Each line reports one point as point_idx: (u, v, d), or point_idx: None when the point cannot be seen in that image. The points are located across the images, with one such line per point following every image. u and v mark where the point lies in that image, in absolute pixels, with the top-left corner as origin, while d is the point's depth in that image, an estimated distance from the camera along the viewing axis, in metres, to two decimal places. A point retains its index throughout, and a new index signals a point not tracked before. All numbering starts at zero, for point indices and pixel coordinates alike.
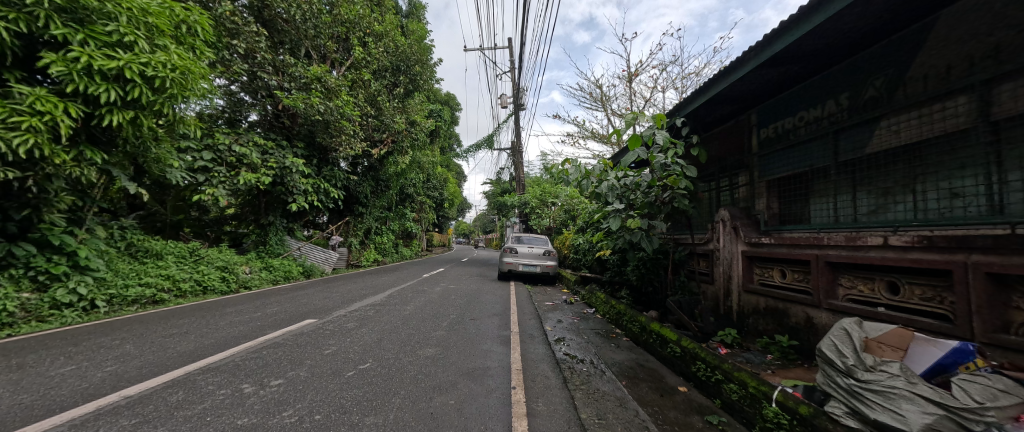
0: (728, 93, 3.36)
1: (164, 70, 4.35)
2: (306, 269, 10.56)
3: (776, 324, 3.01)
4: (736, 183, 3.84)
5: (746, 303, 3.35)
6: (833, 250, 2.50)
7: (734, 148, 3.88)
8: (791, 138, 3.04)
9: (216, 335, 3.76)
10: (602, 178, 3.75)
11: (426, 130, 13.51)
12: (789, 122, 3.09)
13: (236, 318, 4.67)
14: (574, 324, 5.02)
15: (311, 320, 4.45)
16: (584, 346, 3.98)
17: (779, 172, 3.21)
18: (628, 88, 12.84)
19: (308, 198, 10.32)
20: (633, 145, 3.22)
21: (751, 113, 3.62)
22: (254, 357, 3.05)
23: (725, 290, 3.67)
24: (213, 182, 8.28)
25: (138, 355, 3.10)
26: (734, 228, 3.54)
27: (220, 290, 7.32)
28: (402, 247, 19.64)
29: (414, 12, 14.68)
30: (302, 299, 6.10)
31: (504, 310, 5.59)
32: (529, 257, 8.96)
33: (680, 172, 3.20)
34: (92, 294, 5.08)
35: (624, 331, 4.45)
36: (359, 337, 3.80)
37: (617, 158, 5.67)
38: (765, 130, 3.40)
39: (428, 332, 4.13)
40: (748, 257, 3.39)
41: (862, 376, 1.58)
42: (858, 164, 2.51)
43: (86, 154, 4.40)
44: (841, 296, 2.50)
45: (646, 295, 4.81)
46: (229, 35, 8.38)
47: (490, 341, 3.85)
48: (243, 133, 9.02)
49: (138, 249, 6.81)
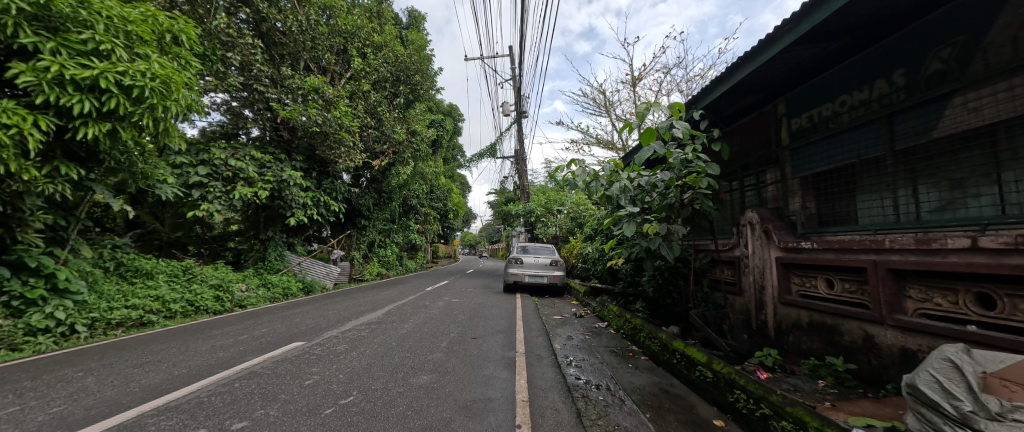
0: (753, 81, 3.00)
1: (143, 79, 4.11)
2: (306, 286, 10.26)
3: (824, 343, 2.58)
4: (763, 182, 3.45)
5: (785, 318, 2.92)
6: (898, 256, 2.07)
7: (759, 143, 3.49)
8: (832, 126, 2.64)
9: (192, 364, 3.43)
10: (612, 179, 3.36)
11: (428, 140, 13.30)
12: (827, 109, 2.68)
13: (219, 341, 4.33)
14: (585, 341, 4.58)
15: (298, 343, 4.10)
16: (597, 368, 3.56)
17: (817, 167, 2.81)
18: (632, 92, 12.54)
19: (308, 211, 10.08)
20: (646, 140, 2.75)
21: (778, 102, 3.24)
22: (223, 392, 2.68)
23: (758, 302, 3.24)
24: (208, 197, 8.07)
25: (94, 392, 2.77)
26: (766, 232, 3.12)
27: (213, 310, 7.02)
28: (407, 260, 19.33)
29: (415, 23, 14.64)
30: (295, 318, 5.77)
31: (509, 327, 5.18)
32: (535, 267, 8.55)
33: (702, 168, 2.82)
34: (71, 318, 4.82)
35: (641, 348, 4.01)
36: (346, 363, 3.43)
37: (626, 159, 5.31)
38: (797, 120, 2.99)
39: (424, 355, 3.74)
40: (784, 265, 2.96)
41: (984, 427, 1.13)
42: (920, 152, 2.10)
43: (61, 169, 4.27)
44: (910, 311, 2.07)
45: (665, 308, 4.38)
46: (225, 49, 8.27)
47: (492, 364, 3.45)
48: (240, 148, 8.85)
49: (128, 268, 6.57)
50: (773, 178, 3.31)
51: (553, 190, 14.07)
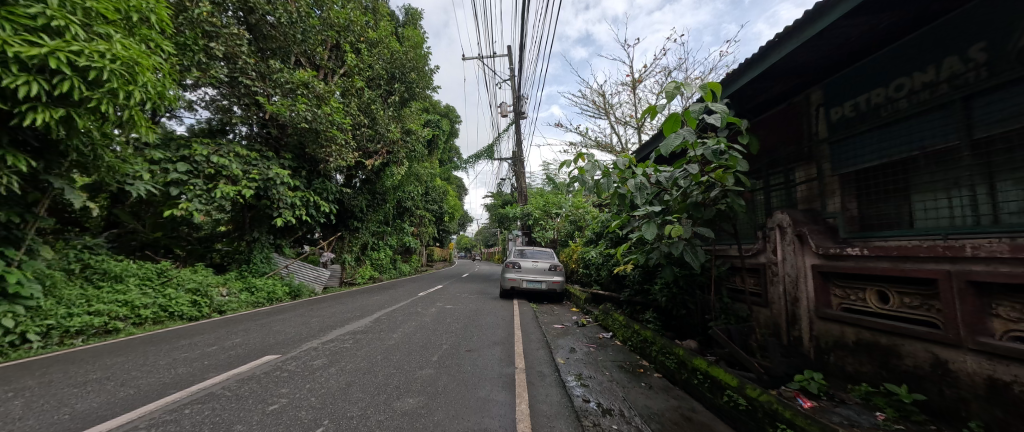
0: (789, 65, 2.67)
1: (101, 60, 3.72)
2: (294, 290, 9.77)
3: (875, 366, 2.22)
4: (792, 181, 3.10)
5: (825, 335, 2.56)
6: (982, 266, 1.70)
7: (789, 138, 3.16)
8: (883, 115, 2.30)
9: (145, 382, 2.98)
10: (626, 176, 2.98)
11: (423, 139, 12.93)
12: (878, 95, 2.33)
13: (185, 353, 3.89)
14: (590, 354, 4.18)
15: (271, 356, 3.65)
16: (607, 387, 3.16)
17: (863, 162, 2.46)
18: (633, 93, 12.27)
19: (296, 212, 9.61)
20: (670, 128, 2.36)
21: (814, 89, 2.90)
22: (168, 421, 2.24)
23: (790, 315, 2.87)
24: (188, 196, 7.59)
25: (13, 420, 2.32)
26: (799, 236, 2.77)
27: (188, 316, 6.55)
28: (401, 263, 18.86)
29: (412, 20, 14.24)
30: (274, 327, 5.31)
31: (507, 337, 4.79)
32: (533, 272, 8.15)
33: (732, 162, 2.45)
34: (21, 326, 4.38)
35: (654, 364, 3.63)
36: (322, 382, 3.00)
37: (640, 154, 4.96)
38: (838, 109, 2.64)
39: (412, 371, 3.32)
40: (823, 273, 2.60)
41: None
42: (1000, 142, 1.75)
43: (7, 160, 3.86)
44: (998, 333, 1.69)
45: (678, 319, 4.00)
46: (207, 38, 7.80)
47: (489, 384, 3.04)
48: (223, 144, 8.39)
49: (94, 271, 6.08)
50: (806, 176, 2.96)
51: (551, 192, 13.74)
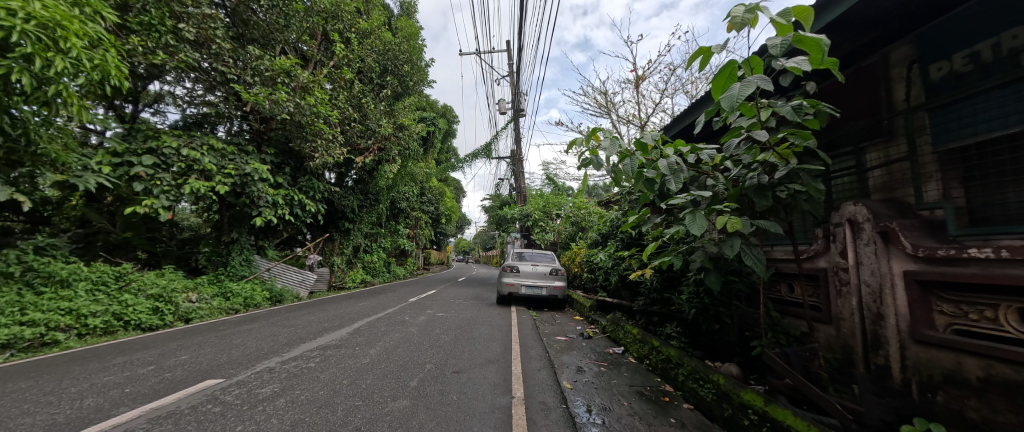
0: (872, 8, 2.02)
1: (10, 18, 3.05)
2: (275, 294, 9.03)
3: (1020, 416, 1.55)
4: (864, 164, 2.47)
5: (928, 366, 1.90)
6: None
7: (859, 111, 2.53)
8: (1020, 64, 1.63)
9: (27, 422, 2.28)
10: (654, 156, 2.36)
11: (417, 136, 12.23)
12: (1014, 38, 1.65)
13: (110, 376, 3.19)
14: (602, 376, 3.50)
15: (211, 381, 2.97)
16: (629, 424, 2.49)
17: (984, 131, 1.80)
18: (637, 91, 11.67)
19: (279, 212, 8.90)
20: (719, 89, 1.78)
21: (899, 44, 2.25)
22: None
23: (872, 337, 2.21)
24: (154, 192, 6.87)
25: None
26: (883, 234, 2.12)
27: (147, 325, 5.82)
28: (396, 266, 18.13)
29: (407, 13, 13.64)
30: (236, 340, 4.61)
31: (504, 353, 4.13)
32: (533, 277, 7.48)
33: (804, 136, 1.85)
34: None
35: (683, 392, 2.96)
36: (260, 421, 2.31)
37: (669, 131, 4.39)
38: (943, 64, 1.99)
39: (383, 404, 2.64)
40: (921, 283, 1.94)
41: None
42: None
43: None
44: None
45: (709, 335, 3.34)
46: (177, 19, 7.15)
47: (478, 424, 2.35)
48: (197, 136, 7.69)
49: (37, 275, 5.41)
50: (881, 157, 2.34)
51: (552, 193, 13.07)
